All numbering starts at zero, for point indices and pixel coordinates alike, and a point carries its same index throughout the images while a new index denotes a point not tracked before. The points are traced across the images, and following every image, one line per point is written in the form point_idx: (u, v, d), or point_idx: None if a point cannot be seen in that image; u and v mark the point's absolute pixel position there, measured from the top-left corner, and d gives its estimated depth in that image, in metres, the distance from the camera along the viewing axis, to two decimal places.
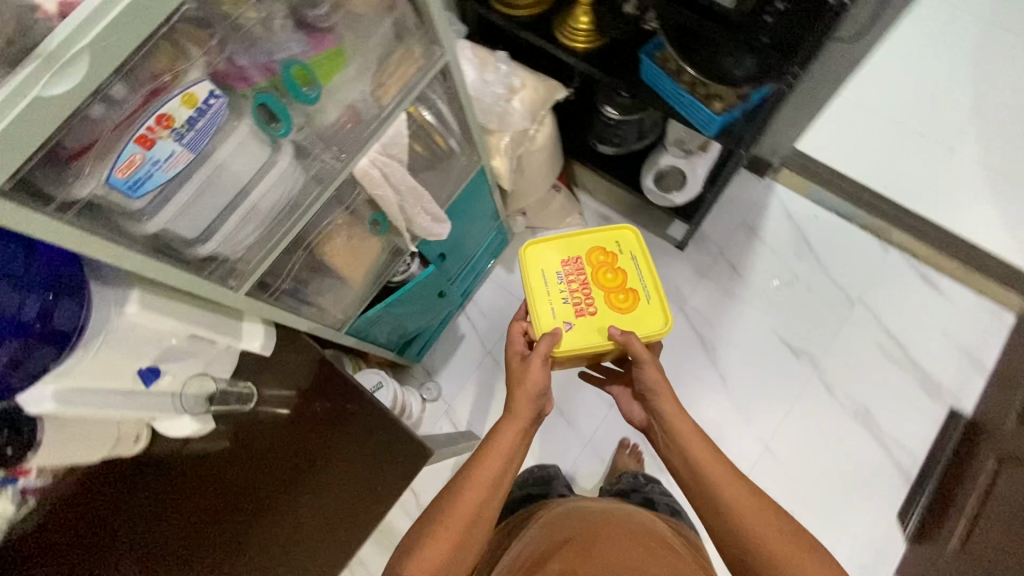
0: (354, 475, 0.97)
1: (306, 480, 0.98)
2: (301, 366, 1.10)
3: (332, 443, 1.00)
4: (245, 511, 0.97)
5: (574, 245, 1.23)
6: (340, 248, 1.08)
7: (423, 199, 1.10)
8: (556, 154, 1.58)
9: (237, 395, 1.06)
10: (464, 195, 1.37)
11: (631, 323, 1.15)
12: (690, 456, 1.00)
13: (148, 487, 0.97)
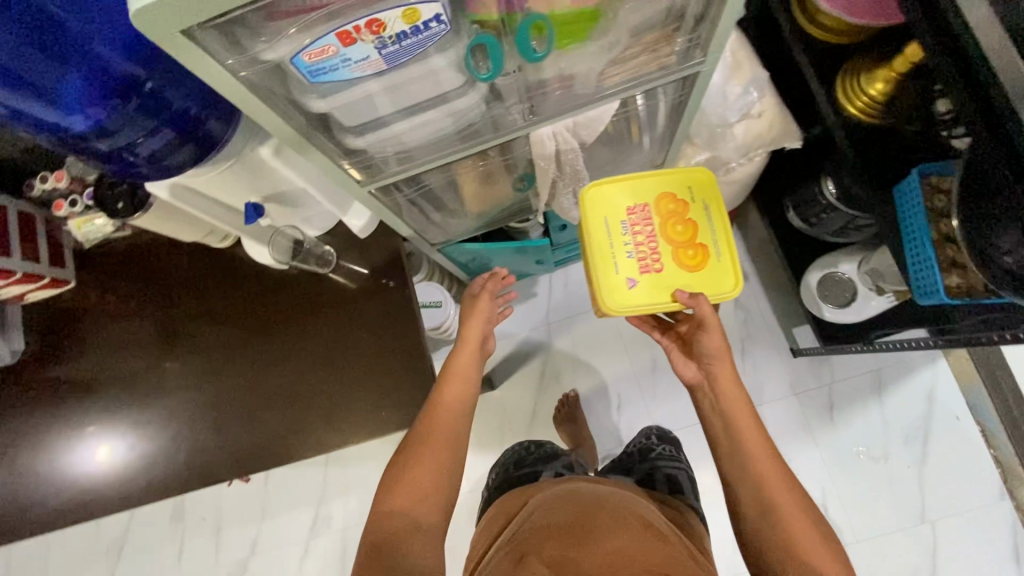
0: (369, 376, 1.05)
1: (331, 351, 1.08)
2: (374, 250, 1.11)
3: (366, 337, 1.07)
4: (277, 335, 1.10)
5: (642, 193, 1.16)
6: (476, 185, 1.01)
7: (580, 184, 0.99)
8: (740, 194, 1.38)
9: (318, 256, 1.10)
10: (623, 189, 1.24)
11: (694, 280, 1.13)
12: (742, 439, 1.04)
13: (224, 272, 1.15)
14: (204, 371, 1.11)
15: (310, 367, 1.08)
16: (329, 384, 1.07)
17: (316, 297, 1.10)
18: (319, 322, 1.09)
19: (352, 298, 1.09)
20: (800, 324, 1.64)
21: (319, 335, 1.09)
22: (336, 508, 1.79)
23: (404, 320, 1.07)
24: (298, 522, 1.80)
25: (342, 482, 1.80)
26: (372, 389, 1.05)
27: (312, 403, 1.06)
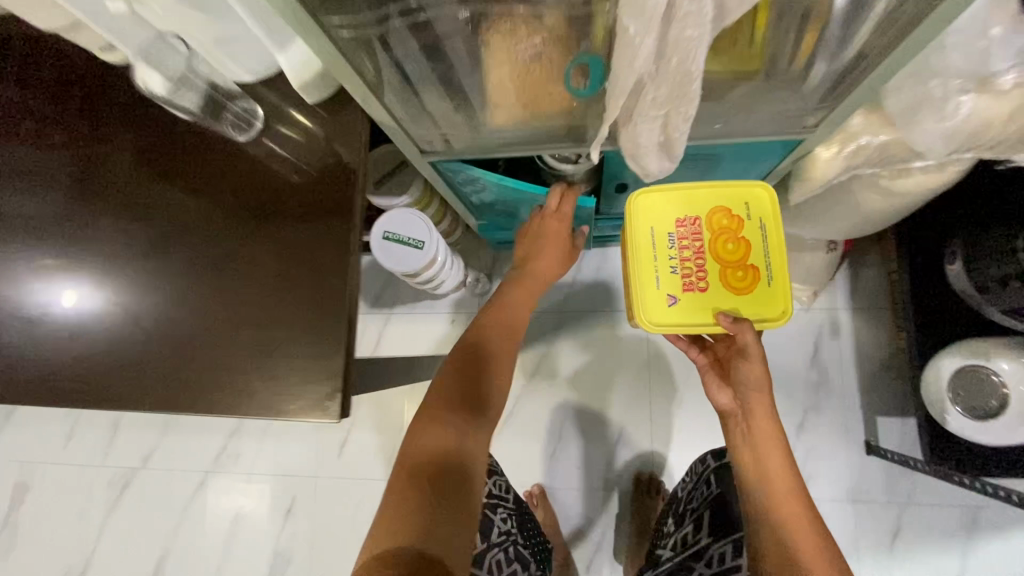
0: (253, 321, 0.68)
1: (214, 262, 0.70)
2: (326, 145, 0.71)
3: (268, 258, 0.69)
4: (142, 215, 0.72)
5: (690, 196, 0.80)
6: (498, 60, 0.59)
7: (676, 113, 0.56)
8: (891, 218, 0.92)
9: (236, 115, 0.71)
10: (736, 150, 0.80)
11: (751, 308, 0.76)
12: (775, 505, 0.72)
13: (112, 103, 0.74)
14: (22, 233, 0.73)
15: (175, 276, 0.70)
16: (194, 311, 0.69)
17: (219, 177, 0.71)
18: (208, 215, 0.71)
19: (270, 193, 0.70)
20: (889, 416, 1.21)
21: (202, 232, 0.70)
22: (248, 446, 1.48)
23: (331, 254, 0.68)
24: (202, 447, 1.50)
25: (263, 420, 1.48)
26: (252, 340, 0.68)
27: (157, 333, 0.69)
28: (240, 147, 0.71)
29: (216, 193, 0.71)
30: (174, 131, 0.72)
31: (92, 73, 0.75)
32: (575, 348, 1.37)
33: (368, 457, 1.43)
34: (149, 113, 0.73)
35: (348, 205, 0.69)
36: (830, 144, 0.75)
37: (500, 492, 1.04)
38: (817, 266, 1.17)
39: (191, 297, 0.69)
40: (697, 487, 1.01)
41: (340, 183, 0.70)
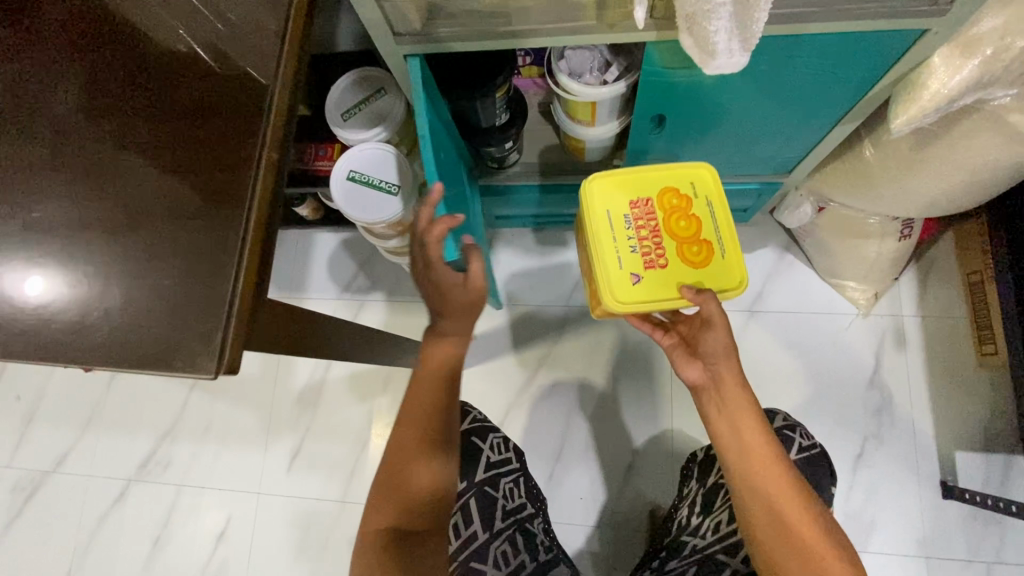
0: (114, 287, 0.49)
1: (73, 209, 0.51)
2: (262, 51, 0.54)
3: (146, 209, 0.51)
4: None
5: (636, 172, 0.67)
6: None
7: None
8: (1002, 184, 0.72)
9: None
10: (817, 66, 0.58)
11: (713, 284, 0.64)
12: (758, 477, 0.63)
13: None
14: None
15: (19, 220, 0.51)
16: (32, 267, 0.50)
17: (109, 99, 0.54)
18: (80, 148, 0.53)
19: (160, 127, 0.53)
20: (970, 450, 0.97)
21: (64, 171, 0.52)
22: (183, 452, 1.23)
23: (225, 209, 0.50)
24: (128, 449, 1.25)
25: (202, 420, 1.23)
26: (106, 312, 0.48)
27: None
28: (158, 52, 0.55)
29: (113, 107, 0.54)
30: (84, 25, 0.57)
31: None
32: (582, 349, 1.14)
33: (325, 472, 1.17)
34: (44, 17, 0.57)
35: (251, 151, 0.51)
36: (951, 56, 0.54)
37: (500, 454, 0.88)
38: (883, 259, 0.95)
39: (31, 249, 0.50)
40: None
41: (247, 120, 0.52)
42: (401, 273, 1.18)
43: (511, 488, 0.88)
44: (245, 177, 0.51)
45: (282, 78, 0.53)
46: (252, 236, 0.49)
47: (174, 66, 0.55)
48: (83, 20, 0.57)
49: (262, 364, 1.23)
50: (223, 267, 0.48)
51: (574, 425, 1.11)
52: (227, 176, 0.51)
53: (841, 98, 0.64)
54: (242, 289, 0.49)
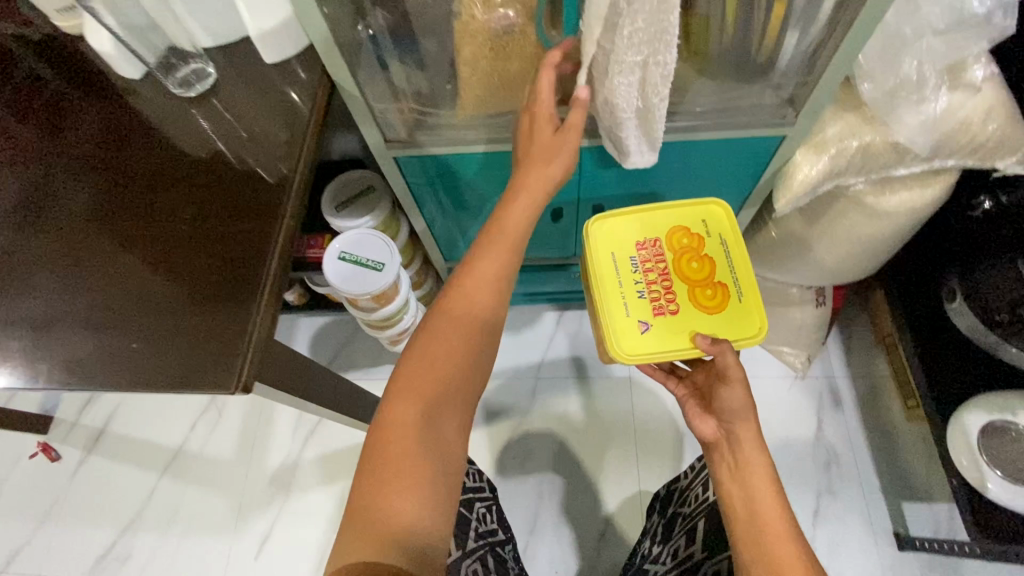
0: (96, 359, 0.57)
1: (115, 288, 0.60)
2: (267, 166, 0.66)
3: (176, 289, 0.60)
4: (57, 234, 0.64)
5: (642, 219, 0.74)
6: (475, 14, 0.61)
7: (654, 57, 0.54)
8: (879, 253, 0.88)
9: (184, 75, 0.69)
10: (711, 165, 0.76)
11: (726, 329, 0.67)
12: (776, 560, 0.55)
13: (72, 98, 0.72)
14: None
15: (64, 299, 0.60)
16: (74, 334, 0.58)
17: (122, 200, 0.65)
18: (87, 241, 0.63)
19: (195, 223, 0.63)
20: (914, 501, 1.04)
21: (109, 259, 0.62)
22: (144, 545, 1.18)
23: (245, 291, 0.59)
24: (85, 545, 1.20)
25: (169, 509, 1.20)
26: (134, 377, 0.56)
27: (30, 349, 0.57)
28: (172, 161, 0.67)
29: (126, 204, 0.65)
30: (113, 135, 0.69)
31: (73, 67, 0.75)
32: (552, 419, 1.20)
33: (295, 559, 1.14)
34: (92, 128, 0.70)
35: (271, 245, 0.61)
36: (808, 154, 0.71)
37: (475, 482, 0.86)
38: (808, 324, 1.09)
39: (74, 321, 0.59)
40: (690, 488, 0.80)
41: (250, 221, 0.63)
42: (379, 351, 1.26)
43: (485, 513, 0.87)
44: (264, 264, 0.61)
45: (279, 193, 0.65)
46: (266, 314, 0.58)
47: (209, 173, 0.66)
48: (119, 132, 0.70)
49: (237, 446, 1.24)
50: (238, 340, 0.56)
51: (547, 494, 1.14)
52: (249, 263, 0.60)
53: (740, 187, 0.81)
54: (253, 359, 0.56)
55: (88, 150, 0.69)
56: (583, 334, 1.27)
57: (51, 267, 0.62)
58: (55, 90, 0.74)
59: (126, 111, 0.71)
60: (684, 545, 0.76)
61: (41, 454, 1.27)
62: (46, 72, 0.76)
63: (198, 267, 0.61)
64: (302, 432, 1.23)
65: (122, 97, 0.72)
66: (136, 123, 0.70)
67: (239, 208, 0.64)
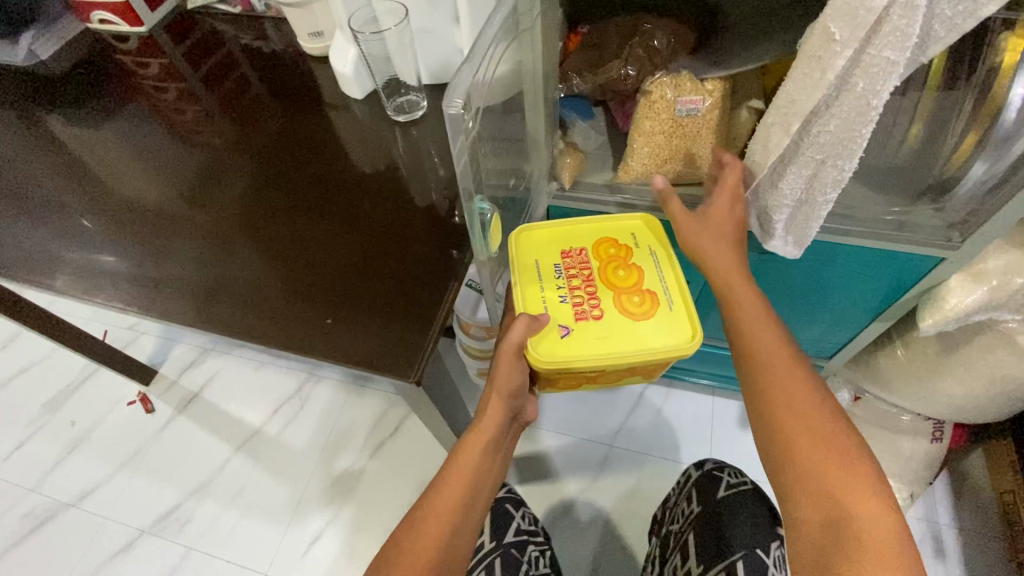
0: (249, 320, 0.67)
1: (318, 272, 0.69)
2: (432, 191, 0.74)
3: (369, 284, 0.67)
4: (249, 212, 0.76)
5: (567, 229, 0.73)
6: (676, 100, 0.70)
7: (833, 158, 0.56)
8: (1015, 398, 0.83)
9: (401, 102, 0.80)
10: (856, 272, 0.76)
11: (657, 334, 0.65)
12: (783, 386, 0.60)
13: (283, 103, 0.88)
14: (178, 204, 0.80)
15: (276, 275, 0.69)
16: (235, 297, 0.69)
17: (296, 189, 0.77)
18: (259, 218, 0.75)
19: (391, 229, 0.71)
20: None
21: (314, 246, 0.71)
22: (204, 514, 1.23)
23: (429, 296, 0.65)
24: (151, 499, 1.25)
25: (234, 485, 1.25)
26: (325, 352, 0.63)
27: (204, 305, 0.69)
28: (344, 166, 0.77)
29: (297, 193, 0.76)
30: (303, 136, 0.82)
31: (289, 78, 0.91)
32: (618, 492, 1.17)
33: (338, 568, 1.14)
34: (288, 129, 0.84)
35: (457, 260, 0.68)
36: (966, 280, 0.71)
37: (530, 525, 0.90)
38: (918, 458, 1.01)
39: (281, 297, 0.68)
40: (678, 504, 0.92)
41: (398, 230, 0.71)
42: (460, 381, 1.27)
43: (537, 558, 0.87)
44: (450, 276, 0.66)
45: (431, 212, 0.72)
46: (445, 320, 0.64)
47: (409, 186, 0.74)
48: (309, 133, 0.82)
49: (310, 441, 1.28)
50: (422, 339, 0.62)
51: (603, 570, 1.09)
52: (436, 273, 0.66)
53: (881, 298, 0.80)
54: (430, 358, 0.62)
55: (309, 152, 0.80)
56: (665, 412, 1.25)
57: (227, 234, 0.75)
58: (290, 103, 0.88)
59: (321, 119, 0.83)
60: (681, 564, 0.82)
61: (137, 403, 1.37)
62: (282, 86, 0.91)
63: (344, 261, 0.69)
64: (373, 442, 1.26)
65: (322, 109, 0.85)
66: (325, 130, 0.82)
67: (392, 217, 0.72)
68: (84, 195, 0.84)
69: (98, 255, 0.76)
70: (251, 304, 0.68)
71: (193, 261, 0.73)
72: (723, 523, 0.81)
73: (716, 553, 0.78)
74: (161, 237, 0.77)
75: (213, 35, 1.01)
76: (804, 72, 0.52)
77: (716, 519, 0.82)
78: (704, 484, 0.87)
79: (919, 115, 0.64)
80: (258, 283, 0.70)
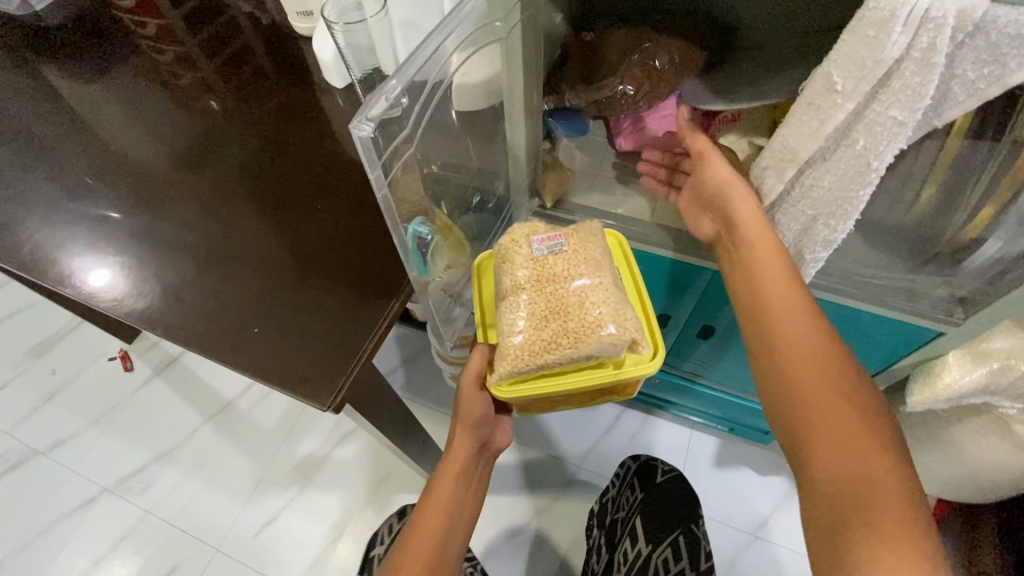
0: (185, 305, 0.63)
1: (259, 271, 0.64)
2: None
3: (306, 291, 0.62)
4: (216, 190, 0.73)
5: None
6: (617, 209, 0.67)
7: (826, 217, 0.51)
8: (1003, 488, 0.76)
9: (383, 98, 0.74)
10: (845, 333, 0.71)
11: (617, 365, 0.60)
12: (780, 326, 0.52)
13: (271, 79, 0.84)
14: (137, 177, 0.76)
15: (216, 270, 0.65)
16: (183, 279, 0.65)
17: (266, 171, 0.73)
18: (224, 199, 0.71)
19: (344, 235, 0.66)
20: None
21: (261, 242, 0.67)
22: (166, 479, 1.23)
23: (367, 315, 0.60)
24: (119, 458, 1.26)
25: (200, 454, 1.25)
26: (244, 363, 0.58)
27: (145, 285, 0.65)
28: (321, 154, 0.73)
29: (268, 176, 0.73)
30: (285, 117, 0.78)
31: (283, 54, 0.87)
32: (579, 515, 1.14)
33: (289, 552, 1.14)
34: (271, 107, 0.80)
35: (404, 280, 0.62)
36: (964, 359, 0.65)
37: None
38: None
39: (226, 287, 0.64)
40: (620, 494, 0.99)
41: (359, 229, 0.66)
42: (434, 380, 1.25)
43: None
44: (396, 291, 0.62)
45: None
46: (377, 343, 0.59)
47: (372, 188, 0.69)
48: (290, 114, 0.79)
49: (279, 420, 1.27)
50: (348, 361, 0.57)
51: None
52: (379, 289, 0.62)
53: (872, 361, 0.74)
54: (352, 382, 0.57)
55: (279, 139, 0.76)
56: (640, 439, 1.20)
57: (192, 212, 0.71)
58: (272, 83, 0.84)
59: (307, 101, 0.79)
60: (631, 546, 0.89)
61: (117, 359, 1.37)
62: (270, 64, 0.87)
63: (299, 255, 0.65)
64: (340, 431, 1.25)
65: (308, 90, 0.81)
66: (307, 113, 0.78)
67: (355, 215, 0.67)
68: (49, 153, 0.81)
69: (51, 220, 0.73)
70: (198, 289, 0.64)
71: (152, 235, 0.70)
72: (666, 509, 0.91)
73: (661, 530, 0.89)
74: (114, 209, 0.73)
75: (215, 1, 0.97)
76: (801, 120, 0.46)
77: (660, 507, 0.92)
78: (644, 474, 0.96)
79: (935, 173, 0.56)
80: (212, 267, 0.65)
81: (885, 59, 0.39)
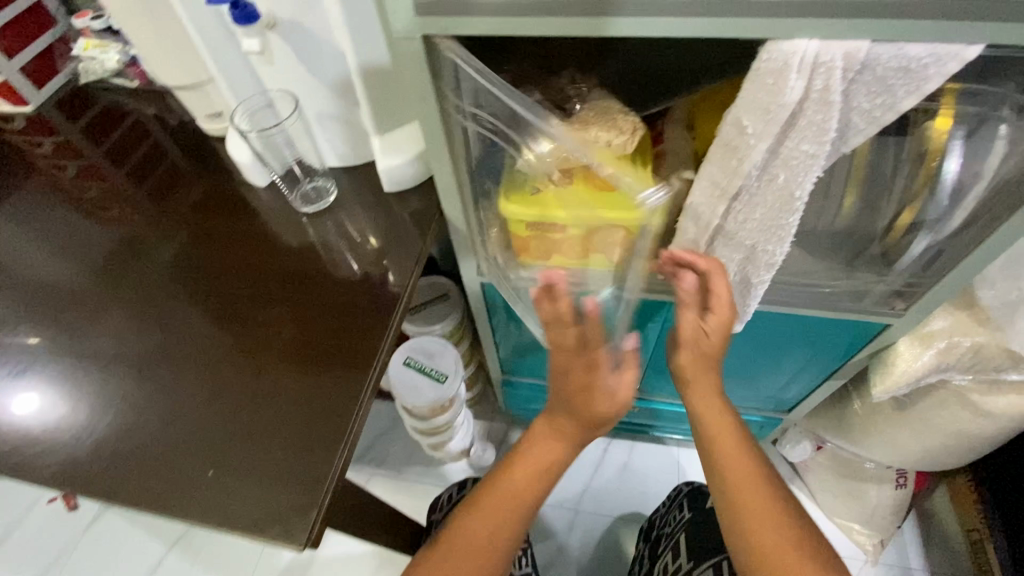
0: (112, 446, 0.56)
1: (201, 400, 0.58)
2: (339, 280, 0.65)
3: (259, 414, 0.56)
4: (138, 309, 0.66)
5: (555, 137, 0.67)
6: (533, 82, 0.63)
7: (763, 243, 0.53)
8: (971, 452, 0.80)
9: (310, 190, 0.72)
10: (804, 338, 0.74)
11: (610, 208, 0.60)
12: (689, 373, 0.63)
13: (189, 181, 0.79)
14: (37, 314, 0.68)
15: (149, 406, 0.58)
16: (106, 419, 0.57)
17: (195, 280, 0.67)
18: (149, 319, 0.65)
19: (294, 343, 0.61)
20: None
21: (197, 370, 0.60)
22: None
23: (329, 429, 0.55)
24: None
25: None
26: (197, 516, 0.51)
27: (57, 433, 0.57)
28: (253, 252, 0.69)
29: (198, 284, 0.67)
30: (208, 218, 0.74)
31: (198, 155, 0.83)
32: (587, 559, 1.10)
33: None
34: (191, 211, 0.75)
35: (366, 380, 0.57)
36: (913, 344, 0.69)
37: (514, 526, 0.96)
38: (885, 506, 0.97)
39: (162, 420, 0.57)
40: (670, 512, 0.96)
41: (308, 332, 0.61)
42: (413, 451, 1.19)
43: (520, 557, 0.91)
44: (360, 394, 0.57)
45: (344, 304, 0.63)
46: (348, 458, 0.54)
47: (313, 284, 0.65)
48: (214, 215, 0.74)
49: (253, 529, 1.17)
50: (316, 490, 0.52)
51: None
52: (340, 396, 0.57)
53: (831, 357, 0.77)
54: (326, 512, 0.52)
55: (205, 246, 0.70)
56: (633, 467, 1.20)
57: (111, 336, 0.64)
58: (189, 186, 0.79)
59: (230, 202, 0.75)
60: (673, 560, 0.85)
61: (58, 500, 1.23)
62: (183, 164, 0.82)
63: (246, 371, 0.59)
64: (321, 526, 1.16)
65: (229, 190, 0.77)
66: (233, 213, 0.73)
67: (304, 315, 0.63)
68: None
69: None
70: (127, 427, 0.57)
71: (61, 371, 0.61)
72: (713, 527, 0.85)
73: (707, 548, 0.82)
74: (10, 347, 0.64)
75: (115, 109, 0.92)
76: (721, 159, 0.48)
77: (706, 526, 0.86)
78: (697, 495, 0.92)
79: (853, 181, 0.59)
80: (140, 398, 0.59)
81: (788, 103, 0.41)
